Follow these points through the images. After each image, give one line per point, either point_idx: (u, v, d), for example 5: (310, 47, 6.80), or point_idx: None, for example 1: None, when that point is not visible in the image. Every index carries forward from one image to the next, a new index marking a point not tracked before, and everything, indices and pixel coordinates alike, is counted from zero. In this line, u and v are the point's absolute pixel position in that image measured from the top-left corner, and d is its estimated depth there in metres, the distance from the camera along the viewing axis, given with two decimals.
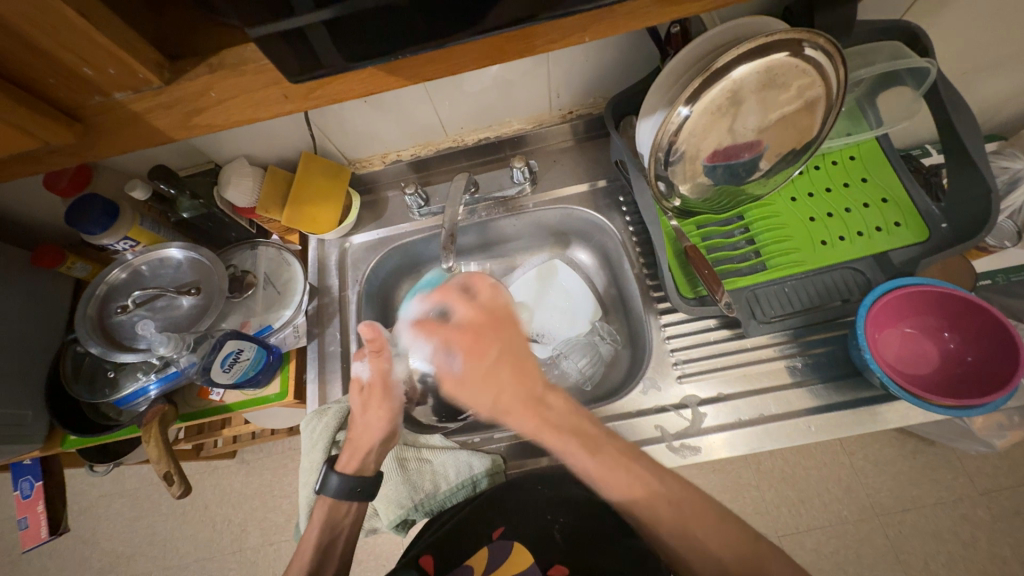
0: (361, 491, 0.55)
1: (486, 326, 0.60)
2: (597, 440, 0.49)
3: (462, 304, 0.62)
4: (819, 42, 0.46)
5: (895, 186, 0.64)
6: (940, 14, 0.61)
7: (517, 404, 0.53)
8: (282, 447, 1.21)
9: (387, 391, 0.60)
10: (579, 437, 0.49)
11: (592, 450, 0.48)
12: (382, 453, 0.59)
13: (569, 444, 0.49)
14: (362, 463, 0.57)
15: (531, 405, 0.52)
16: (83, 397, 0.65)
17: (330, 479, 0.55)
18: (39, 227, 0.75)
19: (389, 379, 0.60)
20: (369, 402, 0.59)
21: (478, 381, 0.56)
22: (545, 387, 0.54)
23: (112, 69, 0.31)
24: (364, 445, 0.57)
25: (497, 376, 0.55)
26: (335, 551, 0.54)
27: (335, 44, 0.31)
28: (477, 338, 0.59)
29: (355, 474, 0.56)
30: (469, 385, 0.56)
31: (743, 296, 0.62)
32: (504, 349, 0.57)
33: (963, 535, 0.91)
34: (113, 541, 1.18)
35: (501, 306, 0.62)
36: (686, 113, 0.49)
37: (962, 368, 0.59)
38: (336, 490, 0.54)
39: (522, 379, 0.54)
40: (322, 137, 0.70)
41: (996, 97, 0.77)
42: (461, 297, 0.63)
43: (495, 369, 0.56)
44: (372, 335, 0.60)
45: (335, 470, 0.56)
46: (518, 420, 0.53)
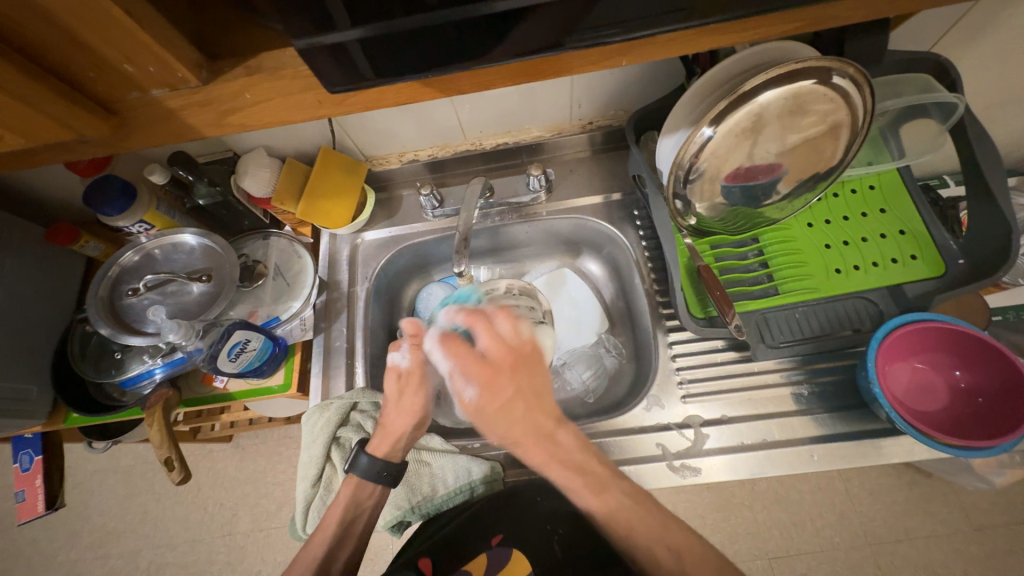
0: (388, 474, 0.56)
1: (508, 358, 0.47)
2: (605, 480, 0.47)
3: (484, 332, 0.49)
4: (847, 71, 0.45)
5: (914, 219, 0.63)
6: (970, 49, 0.61)
7: (527, 440, 0.46)
8: (278, 434, 1.22)
9: (425, 381, 0.58)
10: (591, 479, 0.47)
11: (597, 488, 0.47)
12: (415, 437, 0.59)
13: (575, 484, 0.47)
14: (391, 449, 0.57)
15: (543, 445, 0.46)
16: (89, 376, 0.65)
17: (360, 459, 0.55)
18: (55, 204, 0.76)
19: (427, 370, 0.57)
20: (405, 389, 0.57)
21: (494, 416, 0.46)
22: (557, 421, 0.47)
23: (152, 66, 0.31)
24: (395, 433, 0.56)
25: (513, 413, 0.46)
26: (355, 529, 0.55)
27: (372, 58, 0.31)
28: (500, 372, 0.47)
29: (383, 459, 0.56)
30: (488, 417, 0.46)
31: (753, 319, 0.62)
32: (537, 384, 0.47)
33: (955, 570, 0.90)
34: (104, 517, 1.19)
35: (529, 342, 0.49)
36: (709, 133, 0.49)
37: (972, 407, 0.58)
38: (365, 470, 0.55)
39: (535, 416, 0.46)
40: (341, 133, 0.71)
41: (1020, 132, 0.76)
42: (486, 322, 0.49)
43: (521, 405, 0.46)
44: (412, 328, 0.57)
45: (366, 452, 0.56)
46: (528, 455, 0.47)
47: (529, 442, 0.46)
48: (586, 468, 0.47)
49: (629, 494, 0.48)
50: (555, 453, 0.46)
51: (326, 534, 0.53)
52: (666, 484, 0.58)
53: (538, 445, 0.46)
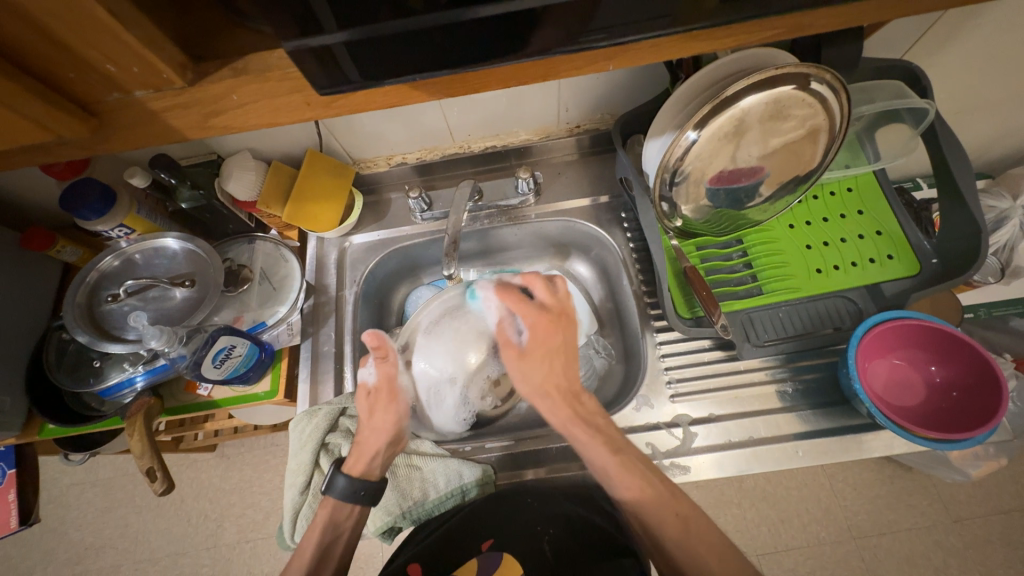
0: (366, 494, 0.54)
1: (560, 316, 0.58)
2: (620, 441, 0.51)
3: (541, 289, 0.60)
4: (825, 77, 0.47)
5: (890, 220, 0.66)
6: (939, 56, 0.63)
7: (559, 393, 0.54)
8: (264, 442, 1.19)
9: (394, 396, 0.59)
10: (605, 436, 0.51)
11: (615, 450, 0.50)
12: (390, 455, 0.58)
13: (595, 443, 0.51)
14: (367, 467, 0.56)
15: (569, 399, 0.54)
16: (66, 386, 0.63)
17: (336, 480, 0.54)
18: (30, 208, 0.73)
19: (394, 385, 0.59)
20: (376, 406, 0.58)
21: (539, 358, 0.56)
22: (582, 385, 0.56)
23: (135, 67, 0.30)
24: (368, 450, 0.56)
25: (555, 360, 0.56)
26: (334, 550, 0.54)
27: (360, 61, 0.31)
28: (553, 322, 0.57)
29: (360, 477, 0.55)
30: (534, 359, 0.56)
31: (738, 318, 0.63)
32: (571, 343, 0.58)
33: (936, 560, 0.93)
34: (82, 532, 1.15)
35: (572, 307, 0.60)
36: (693, 137, 0.50)
37: (947, 402, 0.60)
38: (342, 492, 0.54)
39: (575, 368, 0.56)
40: (328, 136, 0.70)
41: (987, 136, 0.80)
42: (543, 284, 0.60)
43: (558, 355, 0.56)
44: (376, 342, 0.59)
45: (342, 472, 0.55)
46: (550, 407, 0.54)
47: (563, 387, 0.55)
48: (605, 429, 0.52)
49: (627, 485, 0.50)
50: (579, 410, 0.53)
51: (302, 560, 0.52)
52: None
53: (565, 400, 0.54)
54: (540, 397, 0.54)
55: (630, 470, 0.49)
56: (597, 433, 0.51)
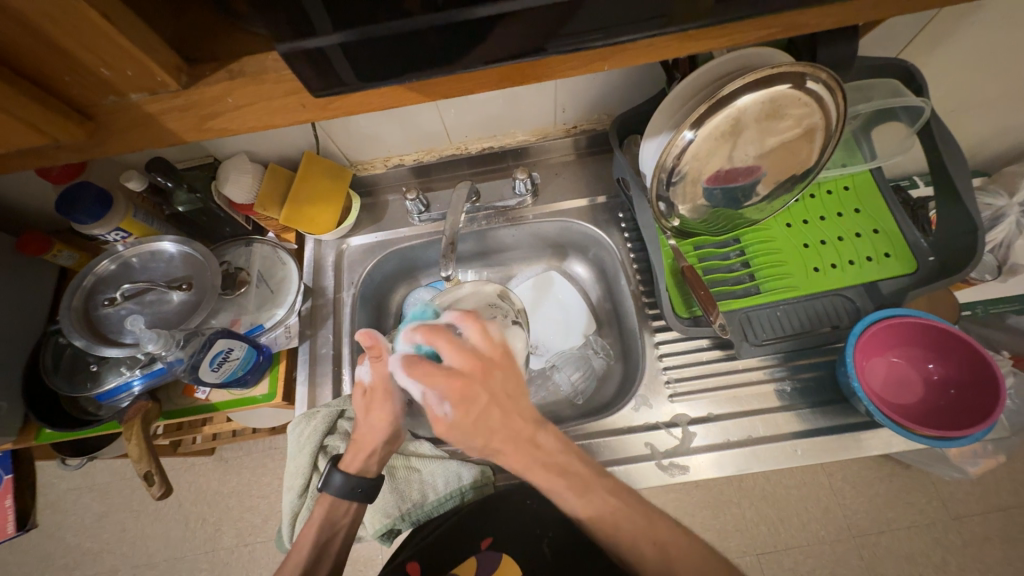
0: (361, 491, 0.55)
1: (489, 361, 0.49)
2: (589, 483, 0.48)
3: (471, 330, 0.50)
4: (821, 76, 0.47)
5: (887, 218, 0.66)
6: (935, 55, 0.63)
7: (508, 447, 0.47)
8: (263, 445, 1.19)
9: (390, 394, 0.56)
10: (571, 479, 0.48)
11: (582, 491, 0.48)
12: (388, 451, 0.58)
13: (558, 487, 0.48)
14: (364, 464, 0.56)
15: (523, 449, 0.48)
16: (63, 390, 0.63)
17: (333, 476, 0.55)
18: (26, 212, 0.73)
19: (390, 383, 0.56)
20: (372, 404, 0.56)
21: (471, 426, 0.47)
22: (536, 426, 0.49)
23: (130, 70, 0.30)
24: (365, 447, 0.56)
25: (489, 420, 0.47)
26: (332, 546, 0.54)
27: (355, 62, 0.31)
28: (467, 383, 0.47)
29: (356, 475, 0.55)
30: (463, 429, 0.47)
31: (737, 318, 0.63)
32: (508, 388, 0.48)
33: (935, 558, 0.93)
34: (80, 537, 1.14)
35: (500, 352, 0.50)
36: (690, 137, 0.50)
37: (945, 399, 0.60)
38: (339, 488, 0.54)
39: (513, 417, 0.48)
40: (325, 138, 0.70)
41: (982, 134, 0.80)
42: (471, 325, 0.50)
43: (489, 415, 0.47)
44: (371, 342, 0.53)
45: (338, 469, 0.55)
46: (506, 460, 0.49)
47: (501, 446, 0.48)
48: (570, 470, 0.48)
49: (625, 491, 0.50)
50: (536, 459, 0.48)
51: (299, 557, 0.52)
52: (655, 482, 0.59)
53: (518, 451, 0.48)
54: (491, 456, 0.48)
55: (603, 504, 0.47)
56: (560, 478, 0.48)
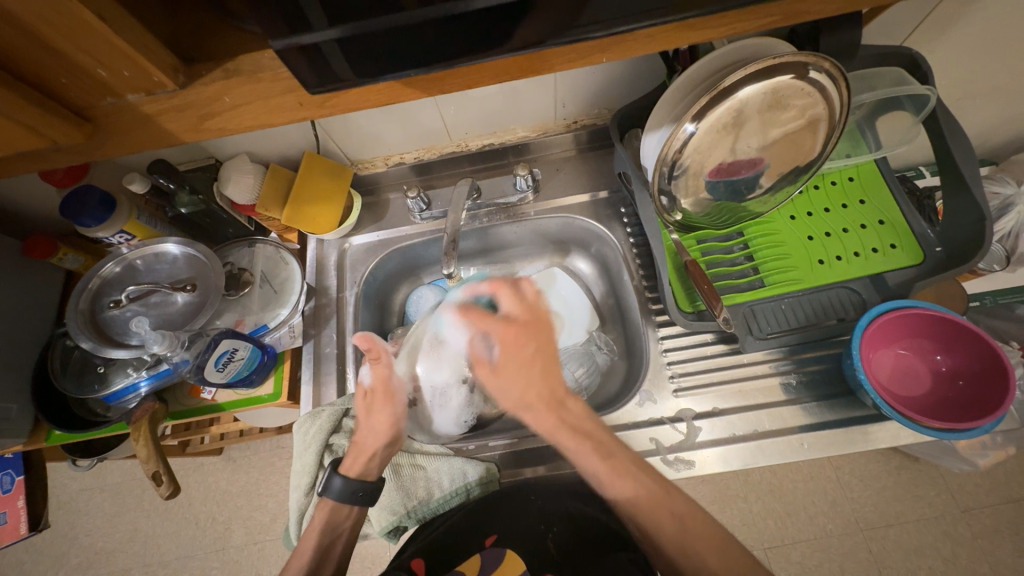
0: (363, 495, 0.55)
1: (530, 321, 0.52)
2: (609, 446, 0.49)
3: (509, 299, 0.53)
4: (823, 66, 0.46)
5: (892, 209, 0.65)
6: (940, 42, 0.62)
7: (541, 402, 0.49)
8: (270, 445, 1.20)
9: (391, 397, 0.57)
10: (594, 441, 0.48)
11: (604, 455, 0.48)
12: (388, 456, 0.58)
13: (583, 448, 0.48)
14: (365, 467, 0.56)
15: (553, 407, 0.49)
16: (71, 392, 0.63)
17: (332, 481, 0.54)
18: (32, 216, 0.74)
19: (391, 385, 0.57)
20: (374, 406, 0.57)
21: (515, 368, 0.49)
22: (567, 390, 0.51)
23: (127, 71, 0.30)
24: (366, 451, 0.56)
25: (531, 369, 0.49)
26: (334, 550, 0.54)
27: (351, 58, 0.31)
28: (521, 333, 0.50)
29: (357, 478, 0.55)
30: (506, 375, 0.50)
31: (741, 312, 0.62)
32: (544, 347, 0.51)
33: (945, 551, 0.92)
34: (92, 537, 1.16)
35: (547, 312, 0.53)
36: (691, 129, 0.49)
37: (953, 391, 0.60)
38: (339, 492, 0.54)
39: (551, 372, 0.50)
40: (325, 137, 0.70)
41: (989, 122, 0.79)
42: (511, 289, 0.54)
43: (528, 364, 0.50)
44: (368, 344, 0.55)
45: (339, 473, 0.55)
46: (535, 418, 0.50)
47: (535, 395, 0.49)
48: (595, 434, 0.49)
49: None
50: (563, 416, 0.49)
51: (302, 559, 0.52)
52: (660, 478, 0.58)
53: (550, 408, 0.49)
54: (524, 409, 0.49)
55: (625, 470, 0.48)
56: (585, 438, 0.48)
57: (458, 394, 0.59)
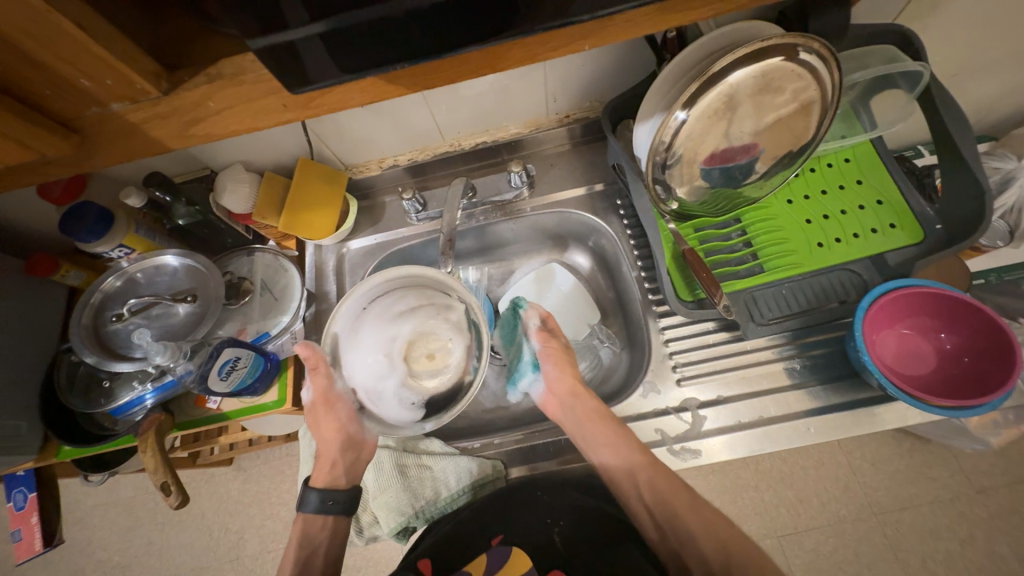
0: (334, 503, 0.56)
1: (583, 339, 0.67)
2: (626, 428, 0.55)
3: None
4: (813, 47, 0.46)
5: (890, 188, 0.64)
6: (932, 17, 0.61)
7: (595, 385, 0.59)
8: (279, 453, 1.20)
9: (330, 406, 0.56)
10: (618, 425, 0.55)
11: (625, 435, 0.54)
12: (353, 460, 0.59)
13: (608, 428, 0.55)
14: (331, 477, 0.57)
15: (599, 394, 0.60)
16: (77, 407, 0.64)
17: (307, 496, 0.56)
18: (32, 234, 0.74)
19: (329, 396, 0.56)
20: (319, 417, 0.58)
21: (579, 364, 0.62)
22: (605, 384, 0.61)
23: (110, 79, 0.31)
24: (325, 461, 0.57)
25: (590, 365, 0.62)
26: (314, 565, 0.54)
27: (333, 54, 0.31)
28: None
29: (327, 488, 0.57)
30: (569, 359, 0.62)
31: (741, 298, 0.62)
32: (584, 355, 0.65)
33: (961, 533, 0.91)
34: (108, 551, 1.17)
35: None
36: (683, 117, 0.49)
37: (959, 367, 0.59)
38: (314, 506, 0.56)
39: None
40: (319, 143, 0.70)
41: (988, 97, 0.78)
42: None
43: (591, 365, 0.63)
44: (308, 352, 0.55)
45: (312, 488, 0.57)
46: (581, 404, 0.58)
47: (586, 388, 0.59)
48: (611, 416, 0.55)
49: None
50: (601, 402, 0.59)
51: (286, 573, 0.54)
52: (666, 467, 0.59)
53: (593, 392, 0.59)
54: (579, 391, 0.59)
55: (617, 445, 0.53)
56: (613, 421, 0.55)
57: (388, 381, 0.51)
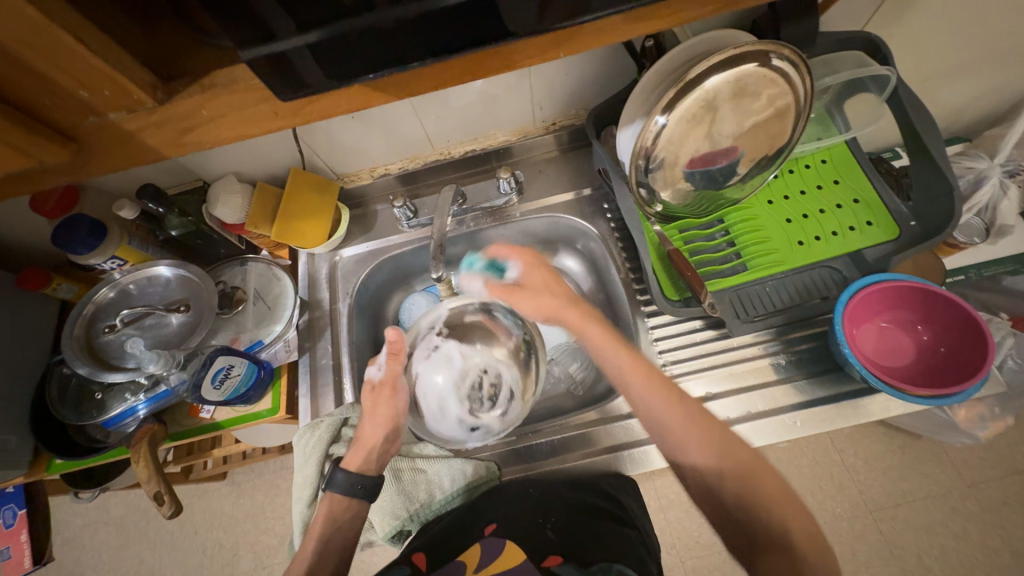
0: (363, 488, 0.55)
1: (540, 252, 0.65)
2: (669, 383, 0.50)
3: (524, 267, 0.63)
4: (783, 53, 0.48)
5: (866, 187, 0.67)
6: (899, 24, 0.64)
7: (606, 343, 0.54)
8: (274, 466, 1.19)
9: (397, 391, 0.59)
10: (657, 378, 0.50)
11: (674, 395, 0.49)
12: (388, 451, 0.59)
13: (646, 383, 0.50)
14: (365, 461, 0.58)
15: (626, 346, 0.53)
16: (70, 420, 0.64)
17: (336, 475, 0.56)
18: (24, 248, 0.75)
19: (399, 381, 0.59)
20: (378, 401, 0.59)
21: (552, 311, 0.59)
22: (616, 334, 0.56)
23: (106, 90, 0.32)
24: (367, 444, 0.57)
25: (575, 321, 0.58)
26: (333, 548, 0.53)
27: (320, 62, 0.32)
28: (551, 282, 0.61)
29: (358, 472, 0.57)
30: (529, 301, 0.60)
31: (726, 297, 0.64)
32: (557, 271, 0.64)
33: (954, 527, 0.92)
34: (98, 571, 1.14)
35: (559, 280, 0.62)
36: (663, 121, 0.51)
37: (936, 358, 0.61)
38: (341, 485, 0.55)
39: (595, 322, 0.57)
40: (310, 153, 0.71)
41: (958, 100, 0.81)
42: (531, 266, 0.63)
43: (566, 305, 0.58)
44: (394, 337, 0.59)
45: (341, 468, 0.57)
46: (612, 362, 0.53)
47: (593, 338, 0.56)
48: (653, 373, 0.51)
49: None
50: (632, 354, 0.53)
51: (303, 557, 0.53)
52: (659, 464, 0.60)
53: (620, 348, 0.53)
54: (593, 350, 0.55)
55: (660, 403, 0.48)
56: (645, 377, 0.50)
57: (491, 421, 0.59)
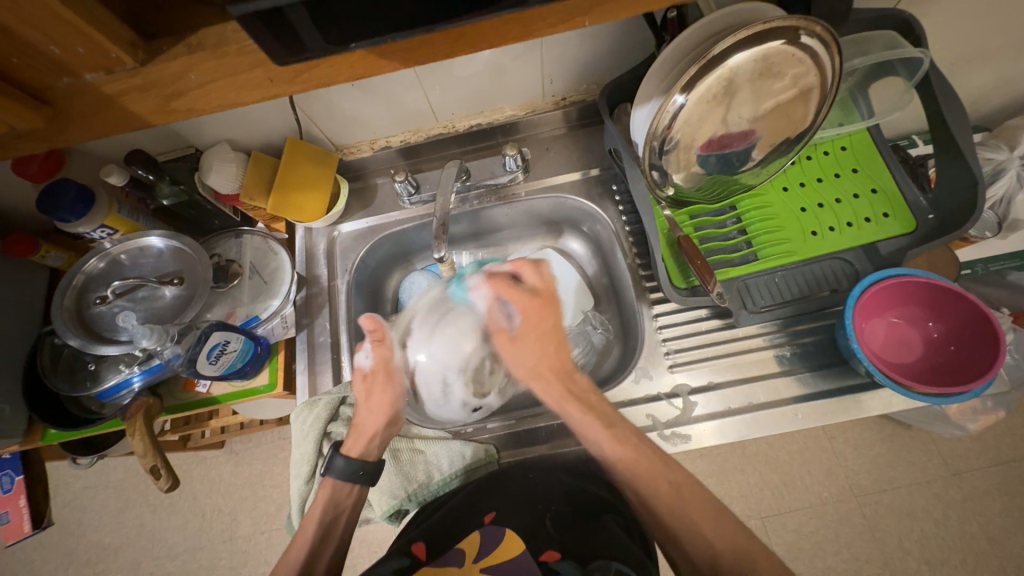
0: (364, 474, 0.56)
1: (550, 297, 0.63)
2: (611, 416, 0.53)
3: (533, 275, 0.64)
4: (815, 30, 0.45)
5: (885, 177, 0.64)
6: (935, 4, 0.60)
7: (549, 374, 0.58)
8: (271, 436, 1.20)
9: (390, 376, 0.60)
10: (597, 410, 0.54)
11: (606, 425, 0.52)
12: (388, 436, 0.59)
13: (588, 422, 0.53)
14: (365, 448, 0.58)
15: (562, 377, 0.57)
16: (62, 390, 0.63)
17: (336, 460, 0.56)
18: (10, 213, 0.72)
19: (390, 366, 0.61)
20: (372, 389, 0.60)
21: (534, 339, 0.60)
22: (575, 363, 0.59)
23: (81, 48, 0.29)
24: (367, 431, 0.58)
25: (545, 344, 0.60)
26: (337, 527, 0.55)
27: (319, 24, 0.29)
28: (544, 304, 0.62)
29: (360, 458, 0.57)
30: (524, 346, 0.60)
31: (734, 287, 0.62)
32: (560, 325, 0.62)
33: (936, 514, 0.94)
34: (99, 533, 1.17)
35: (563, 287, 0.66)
36: (681, 101, 0.48)
37: (944, 356, 0.61)
38: (341, 471, 0.55)
39: (562, 349, 0.60)
40: (308, 122, 0.68)
41: (983, 87, 0.78)
42: (532, 269, 0.65)
43: (545, 344, 0.60)
44: (372, 325, 0.62)
45: (340, 453, 0.56)
46: (547, 390, 0.57)
47: (550, 378, 0.58)
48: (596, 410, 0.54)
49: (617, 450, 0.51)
50: (570, 387, 0.57)
51: (305, 539, 0.53)
52: (657, 452, 0.59)
53: (556, 380, 0.57)
54: (536, 378, 0.58)
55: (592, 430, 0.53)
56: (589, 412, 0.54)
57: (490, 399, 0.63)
